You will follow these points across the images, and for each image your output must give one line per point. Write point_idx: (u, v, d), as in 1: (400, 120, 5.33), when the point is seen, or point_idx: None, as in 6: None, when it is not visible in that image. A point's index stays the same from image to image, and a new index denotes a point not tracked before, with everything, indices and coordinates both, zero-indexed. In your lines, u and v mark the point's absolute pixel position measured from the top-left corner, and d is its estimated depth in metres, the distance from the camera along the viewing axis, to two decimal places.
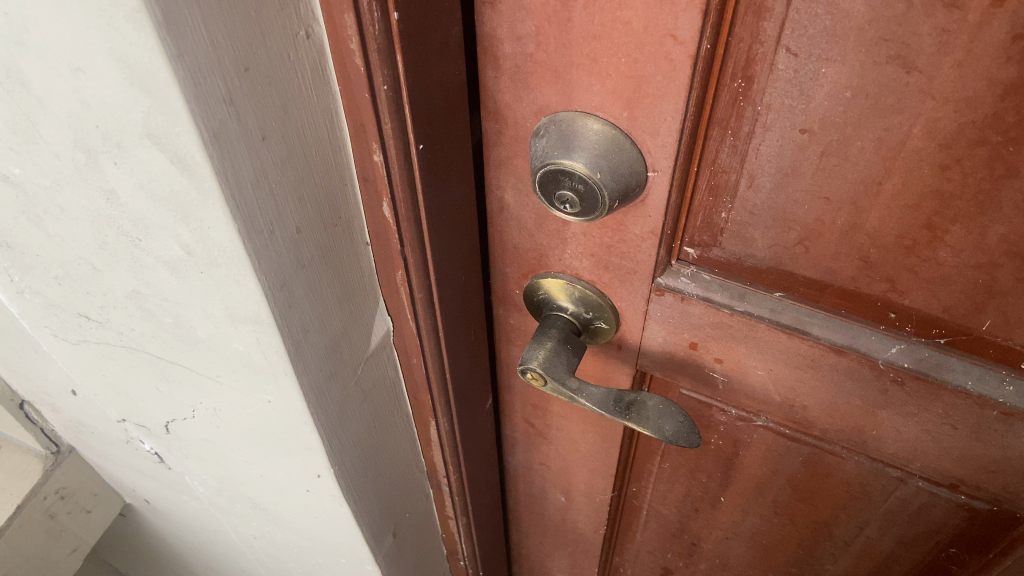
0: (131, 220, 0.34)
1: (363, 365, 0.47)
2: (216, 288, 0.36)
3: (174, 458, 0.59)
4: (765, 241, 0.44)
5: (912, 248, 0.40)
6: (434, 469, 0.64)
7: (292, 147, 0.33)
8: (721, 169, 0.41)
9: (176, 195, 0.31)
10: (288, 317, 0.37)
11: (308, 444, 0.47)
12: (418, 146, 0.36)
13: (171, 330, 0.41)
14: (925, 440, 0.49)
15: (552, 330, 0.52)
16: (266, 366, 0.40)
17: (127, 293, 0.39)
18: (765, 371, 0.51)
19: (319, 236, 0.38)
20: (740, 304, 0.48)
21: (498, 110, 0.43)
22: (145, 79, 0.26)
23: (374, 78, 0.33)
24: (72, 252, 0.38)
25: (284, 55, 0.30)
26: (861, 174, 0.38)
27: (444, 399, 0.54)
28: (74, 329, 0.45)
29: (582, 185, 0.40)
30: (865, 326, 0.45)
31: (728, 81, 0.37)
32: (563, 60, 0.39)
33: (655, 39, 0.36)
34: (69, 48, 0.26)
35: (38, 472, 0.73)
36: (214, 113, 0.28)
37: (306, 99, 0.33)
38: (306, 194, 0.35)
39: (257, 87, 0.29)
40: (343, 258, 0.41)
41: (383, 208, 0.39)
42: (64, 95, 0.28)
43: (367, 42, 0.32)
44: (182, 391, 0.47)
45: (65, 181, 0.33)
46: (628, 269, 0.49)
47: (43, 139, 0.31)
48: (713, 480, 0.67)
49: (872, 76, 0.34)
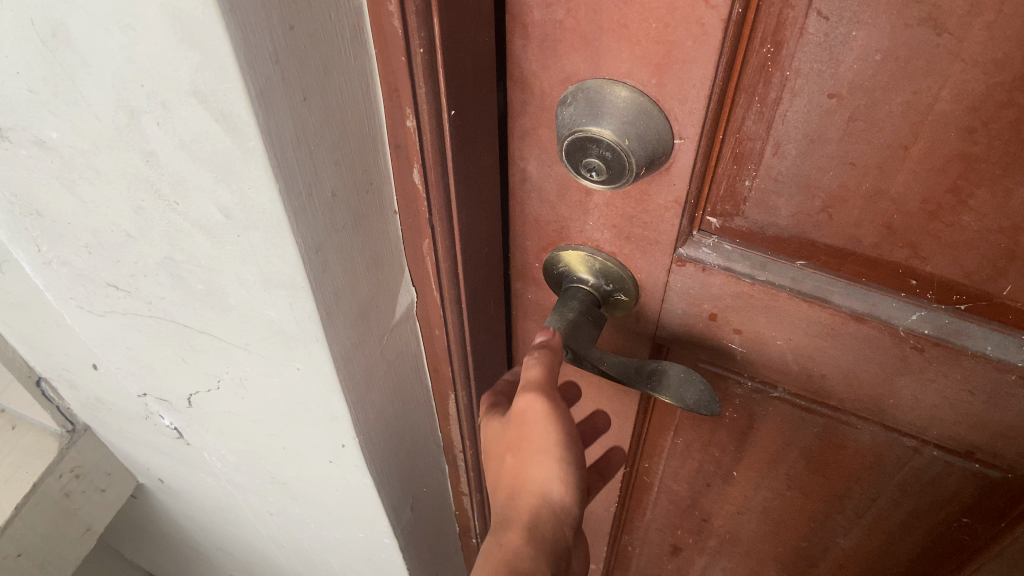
0: (170, 183, 0.34)
1: (388, 334, 0.48)
2: (253, 253, 0.36)
3: (194, 433, 0.59)
4: (788, 209, 0.44)
5: (936, 213, 0.40)
6: (450, 444, 0.64)
7: (330, 109, 0.33)
8: (747, 136, 0.42)
9: (219, 156, 0.31)
10: (321, 283, 0.37)
11: (334, 414, 0.47)
12: (451, 112, 0.36)
13: (203, 297, 0.41)
14: (943, 407, 0.50)
15: (573, 301, 0.52)
16: (298, 333, 0.40)
17: (159, 260, 0.39)
18: (784, 341, 0.52)
19: (352, 201, 0.38)
20: (761, 273, 0.49)
21: (525, 79, 0.44)
22: (197, 34, 0.26)
23: (411, 41, 0.33)
24: (105, 217, 0.38)
25: (326, 15, 0.31)
26: (888, 139, 0.38)
27: (464, 373, 0.54)
28: (101, 300, 0.45)
29: (609, 152, 0.41)
30: (886, 294, 0.46)
31: (757, 46, 0.38)
32: (593, 26, 0.39)
33: (687, 3, 0.36)
34: (119, 3, 0.27)
35: (53, 450, 0.73)
36: (262, 70, 0.28)
37: (345, 61, 0.33)
38: (342, 158, 0.35)
39: (300, 46, 0.30)
40: (372, 227, 0.41)
41: (414, 175, 0.40)
42: (110, 53, 0.29)
43: (406, 5, 0.32)
44: (208, 361, 0.47)
45: (103, 144, 0.33)
46: (651, 239, 0.50)
47: (85, 100, 0.31)
48: (726, 454, 0.68)
49: (902, 39, 0.34)
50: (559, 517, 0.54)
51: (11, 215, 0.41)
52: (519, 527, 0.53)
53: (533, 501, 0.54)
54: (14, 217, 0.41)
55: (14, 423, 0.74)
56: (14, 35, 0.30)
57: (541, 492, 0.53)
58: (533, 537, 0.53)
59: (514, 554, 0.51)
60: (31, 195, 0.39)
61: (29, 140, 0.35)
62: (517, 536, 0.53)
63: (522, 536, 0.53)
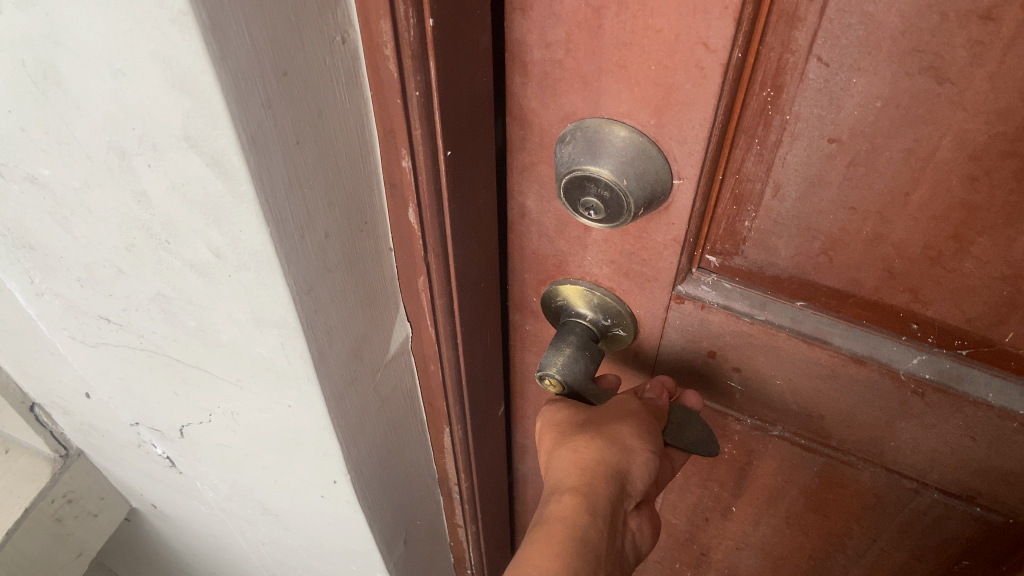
0: (161, 223, 0.33)
1: (381, 371, 0.47)
2: (244, 292, 0.35)
3: (186, 462, 0.59)
4: (788, 249, 0.44)
5: (937, 259, 0.40)
6: (445, 476, 0.64)
7: (324, 152, 0.33)
8: (747, 177, 0.42)
9: (210, 199, 0.31)
10: (313, 323, 0.37)
11: (326, 450, 0.46)
12: (447, 153, 0.36)
13: (195, 334, 0.41)
14: (943, 451, 0.49)
15: (571, 336, 0.52)
16: (290, 371, 0.40)
17: (151, 296, 0.39)
18: (783, 380, 0.52)
19: (346, 240, 0.37)
20: (761, 312, 0.48)
21: (525, 116, 0.44)
22: (188, 81, 0.26)
23: (407, 84, 0.33)
24: (97, 253, 0.38)
25: (321, 60, 0.30)
26: (889, 185, 0.38)
27: (460, 409, 0.54)
28: (93, 332, 0.45)
29: (607, 192, 0.40)
30: (887, 337, 0.46)
31: (757, 89, 0.38)
32: (592, 67, 0.39)
33: (687, 46, 0.36)
34: (111, 48, 0.27)
35: (45, 475, 0.73)
36: (253, 116, 0.28)
37: (339, 105, 0.33)
38: (335, 200, 0.35)
39: (295, 90, 0.29)
40: (366, 265, 0.40)
41: (410, 214, 0.39)
42: (101, 95, 0.28)
43: (402, 48, 0.31)
44: (200, 394, 0.47)
45: (95, 182, 0.33)
46: (649, 276, 0.49)
47: (77, 140, 0.31)
48: (725, 489, 0.67)
49: (903, 87, 0.34)
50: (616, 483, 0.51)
51: (4, 247, 0.41)
52: (573, 491, 0.51)
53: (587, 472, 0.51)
54: (6, 249, 0.41)
55: (8, 446, 0.74)
56: (7, 77, 0.30)
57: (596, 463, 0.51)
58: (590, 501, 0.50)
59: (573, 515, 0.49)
60: (24, 228, 0.39)
61: (21, 176, 0.35)
62: (571, 501, 0.50)
63: (577, 501, 0.50)
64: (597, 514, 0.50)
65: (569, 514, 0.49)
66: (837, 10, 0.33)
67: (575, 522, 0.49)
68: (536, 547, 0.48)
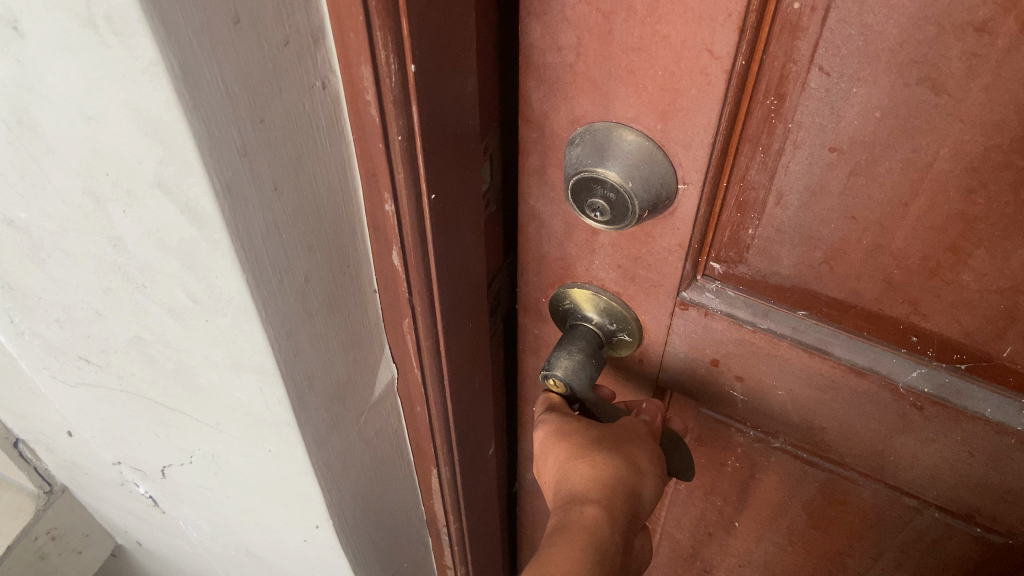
0: (137, 267, 0.34)
1: (366, 414, 0.47)
2: (221, 337, 0.36)
3: (169, 503, 0.58)
4: (791, 258, 0.44)
5: (935, 270, 0.40)
6: (434, 517, 0.63)
7: (304, 197, 0.33)
8: (751, 185, 0.42)
9: (185, 245, 0.31)
10: (292, 367, 0.37)
11: (307, 496, 0.46)
12: (431, 197, 0.37)
13: (174, 377, 0.41)
14: (942, 467, 0.49)
15: (579, 339, 0.53)
16: (269, 416, 0.40)
17: (130, 338, 0.39)
18: (785, 391, 0.52)
19: (329, 283, 0.38)
20: (764, 321, 0.48)
21: (538, 120, 0.45)
22: (160, 129, 0.26)
23: (388, 129, 0.34)
24: (73, 296, 0.37)
25: (297, 105, 0.31)
26: (889, 196, 0.38)
27: (447, 447, 0.53)
28: (73, 373, 0.45)
29: (613, 194, 0.41)
30: (887, 349, 0.45)
31: (761, 97, 0.38)
32: (602, 72, 0.40)
33: (692, 53, 0.37)
34: (81, 96, 0.27)
35: (29, 512, 0.74)
36: (228, 164, 0.28)
37: (320, 149, 0.33)
38: (315, 244, 0.35)
39: (271, 136, 0.30)
40: (351, 306, 0.41)
41: (393, 257, 0.39)
42: (73, 141, 0.29)
43: (384, 95, 0.32)
44: (182, 437, 0.47)
45: (70, 227, 0.33)
46: (654, 281, 0.50)
47: (51, 185, 0.31)
48: (728, 504, 0.66)
49: (901, 97, 0.34)
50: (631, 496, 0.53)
51: None
52: (593, 499, 0.53)
53: (604, 484, 0.53)
54: None
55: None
56: None
57: (613, 477, 0.53)
58: (609, 510, 0.52)
59: (593, 522, 0.51)
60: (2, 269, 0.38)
61: None
62: (592, 508, 0.52)
63: (598, 510, 0.52)
64: (615, 522, 0.52)
65: (591, 521, 0.51)
66: (836, 21, 0.33)
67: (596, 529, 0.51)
68: (558, 548, 0.50)
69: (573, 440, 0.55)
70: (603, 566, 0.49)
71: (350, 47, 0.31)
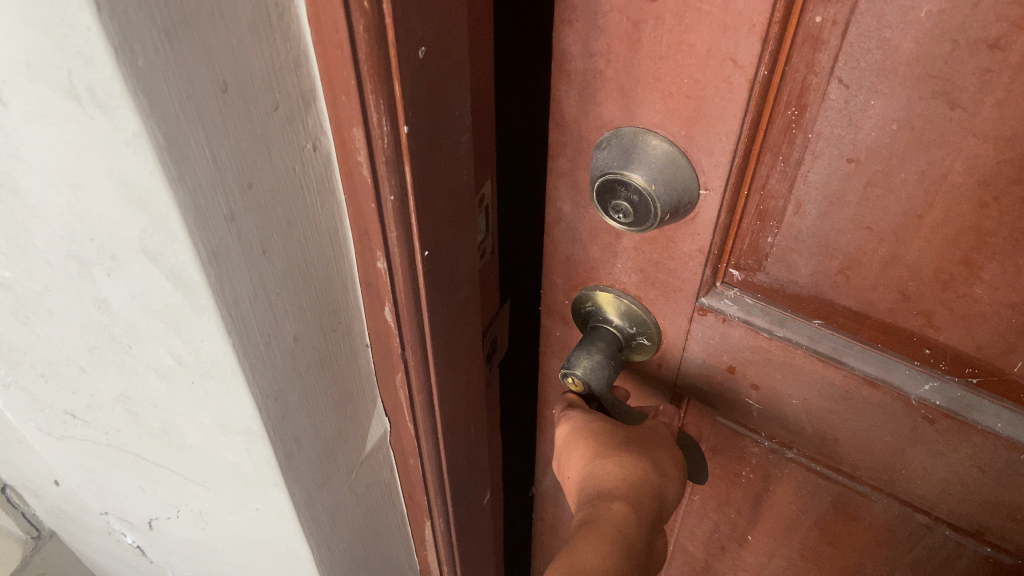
0: (121, 328, 0.43)
1: (359, 465, 0.58)
2: (204, 396, 0.45)
3: (157, 540, 0.75)
4: (808, 267, 0.47)
5: (948, 283, 0.42)
6: (427, 563, 0.75)
7: (288, 256, 0.40)
8: (770, 195, 0.45)
9: (171, 307, 0.39)
10: (277, 430, 0.46)
11: (298, 550, 0.58)
12: (426, 253, 0.45)
13: (160, 435, 0.53)
14: (952, 482, 0.50)
15: (599, 341, 0.56)
16: (259, 476, 0.50)
17: (114, 397, 0.51)
18: (799, 400, 0.54)
19: (319, 338, 0.47)
20: (781, 329, 0.51)
21: (567, 122, 0.48)
22: (145, 200, 0.33)
23: (383, 188, 0.40)
24: (59, 350, 0.49)
25: (288, 172, 0.38)
26: (904, 207, 0.41)
27: (438, 500, 0.64)
28: (63, 426, 0.59)
29: (637, 196, 0.44)
30: (900, 361, 0.47)
31: (782, 108, 0.41)
32: (629, 77, 0.43)
33: (717, 61, 0.40)
34: (71, 169, 0.34)
35: (18, 548, 1.02)
36: (214, 232, 0.34)
37: (308, 208, 0.40)
38: (304, 307, 0.43)
39: (261, 200, 0.36)
40: (339, 346, 0.49)
41: (386, 313, 0.48)
42: (61, 208, 0.36)
43: (376, 155, 0.39)
44: (173, 487, 0.60)
45: (59, 288, 0.42)
46: (674, 286, 0.52)
47: (34, 244, 0.40)
48: (742, 516, 0.68)
49: (918, 110, 0.37)
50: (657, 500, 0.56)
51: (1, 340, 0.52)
52: (622, 499, 0.55)
53: (634, 485, 0.56)
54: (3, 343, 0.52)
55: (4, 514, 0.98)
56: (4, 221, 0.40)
57: (641, 481, 0.56)
58: (637, 510, 0.54)
59: (622, 519, 0.53)
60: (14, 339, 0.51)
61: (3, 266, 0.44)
62: (621, 507, 0.54)
63: (627, 509, 0.54)
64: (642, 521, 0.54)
65: (621, 518, 0.54)
66: (857, 35, 0.36)
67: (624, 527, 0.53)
68: (588, 541, 0.52)
69: (599, 439, 0.57)
70: (628, 560, 0.51)
71: (343, 112, 0.38)
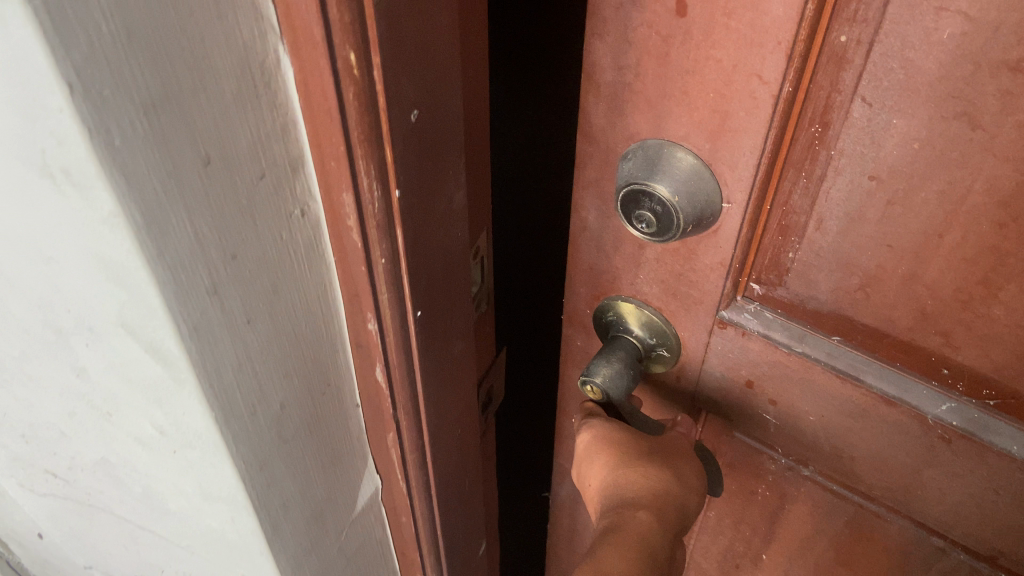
0: (103, 396, 0.43)
1: (348, 527, 0.58)
2: (189, 463, 0.45)
3: None
4: (828, 283, 0.47)
5: (967, 303, 0.42)
6: None
7: (277, 332, 0.41)
8: (793, 210, 0.46)
9: (154, 379, 0.39)
10: (265, 494, 0.46)
11: None
12: (417, 313, 0.45)
13: (141, 497, 0.53)
14: (968, 504, 0.50)
15: (620, 351, 0.56)
16: (244, 541, 0.50)
17: (96, 459, 0.51)
18: (816, 417, 0.54)
19: (304, 405, 0.46)
20: (799, 344, 0.51)
21: (594, 133, 0.49)
22: (125, 277, 0.33)
23: (373, 252, 0.40)
24: (42, 417, 0.49)
25: (272, 240, 0.38)
26: (924, 226, 0.41)
27: (433, 558, 0.65)
28: (40, 483, 0.59)
29: (660, 207, 0.45)
30: (918, 381, 0.48)
31: (806, 124, 0.42)
32: (658, 91, 0.44)
33: (742, 78, 0.41)
34: (46, 245, 0.34)
35: None
36: (196, 304, 0.35)
37: (302, 281, 0.41)
38: (290, 376, 0.43)
39: (244, 270, 0.37)
40: (329, 406, 0.49)
41: (377, 372, 0.48)
42: (42, 282, 0.37)
43: (367, 220, 0.39)
44: (152, 552, 0.61)
45: (33, 354, 0.43)
46: (695, 298, 0.53)
47: (16, 316, 0.40)
48: (756, 533, 0.68)
49: (939, 130, 0.38)
50: (680, 508, 0.56)
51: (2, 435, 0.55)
52: (646, 503, 0.55)
53: (656, 493, 0.56)
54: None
55: None
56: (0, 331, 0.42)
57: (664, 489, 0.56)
58: (663, 514, 0.54)
59: (646, 523, 0.53)
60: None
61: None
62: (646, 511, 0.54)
63: (652, 513, 0.54)
64: (667, 525, 0.54)
65: (646, 521, 0.53)
66: (880, 55, 0.37)
67: (651, 531, 0.53)
68: (614, 543, 0.52)
69: (623, 450, 0.57)
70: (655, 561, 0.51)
71: (332, 174, 0.38)
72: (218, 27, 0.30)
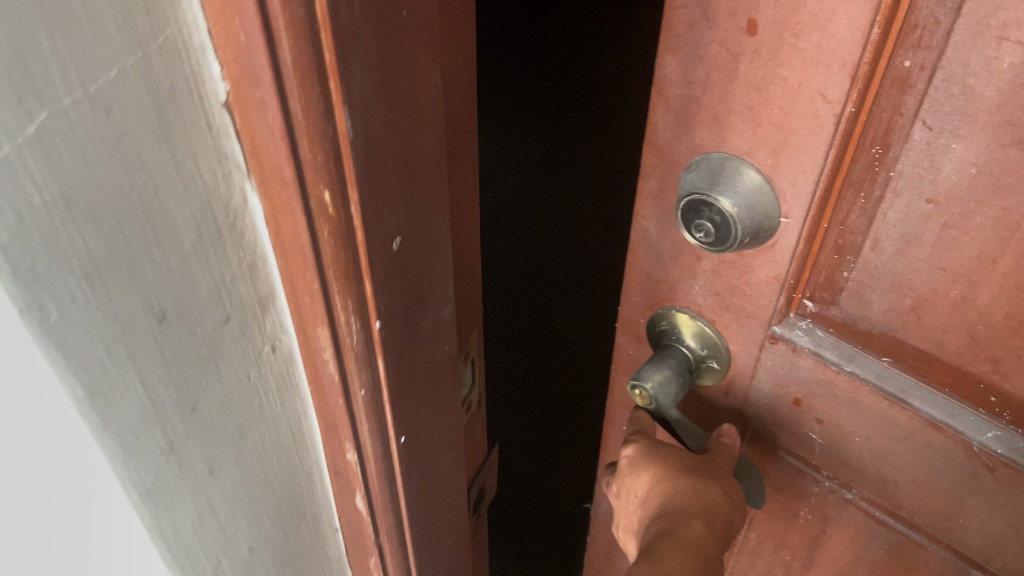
0: None
1: None
2: None
3: None
4: (881, 304, 0.47)
5: (1018, 329, 0.42)
6: None
7: (240, 475, 0.39)
8: (850, 229, 0.46)
9: None
10: None
11: None
12: (399, 439, 0.45)
13: None
14: (1009, 536, 0.49)
15: (671, 359, 0.57)
16: None
17: None
18: (862, 438, 0.54)
19: (273, 534, 0.44)
20: (849, 364, 0.51)
21: (659, 146, 0.50)
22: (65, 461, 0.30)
23: (354, 383, 0.40)
24: None
25: (234, 381, 0.36)
26: (979, 251, 0.41)
27: None
28: None
29: (719, 217, 0.46)
30: (966, 408, 0.47)
31: (866, 145, 0.42)
32: (723, 106, 0.45)
33: (806, 96, 0.41)
34: None
35: None
36: (150, 466, 0.33)
37: (266, 419, 0.40)
38: (255, 514, 0.42)
39: (204, 420, 0.35)
40: (299, 530, 0.48)
41: (359, 503, 0.48)
42: None
43: (345, 351, 0.38)
44: None
45: None
46: (748, 312, 0.53)
47: None
48: (796, 558, 0.67)
49: (998, 156, 0.37)
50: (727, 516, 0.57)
51: None
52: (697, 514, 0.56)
53: (707, 503, 0.56)
54: None
55: None
56: None
57: (714, 499, 0.56)
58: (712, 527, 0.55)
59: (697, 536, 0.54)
60: None
61: None
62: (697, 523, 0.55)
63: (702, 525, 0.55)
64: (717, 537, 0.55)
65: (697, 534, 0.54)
66: (942, 80, 0.37)
67: (701, 543, 0.54)
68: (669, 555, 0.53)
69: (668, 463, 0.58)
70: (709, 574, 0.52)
71: (306, 309, 0.37)
72: (174, 181, 0.29)
